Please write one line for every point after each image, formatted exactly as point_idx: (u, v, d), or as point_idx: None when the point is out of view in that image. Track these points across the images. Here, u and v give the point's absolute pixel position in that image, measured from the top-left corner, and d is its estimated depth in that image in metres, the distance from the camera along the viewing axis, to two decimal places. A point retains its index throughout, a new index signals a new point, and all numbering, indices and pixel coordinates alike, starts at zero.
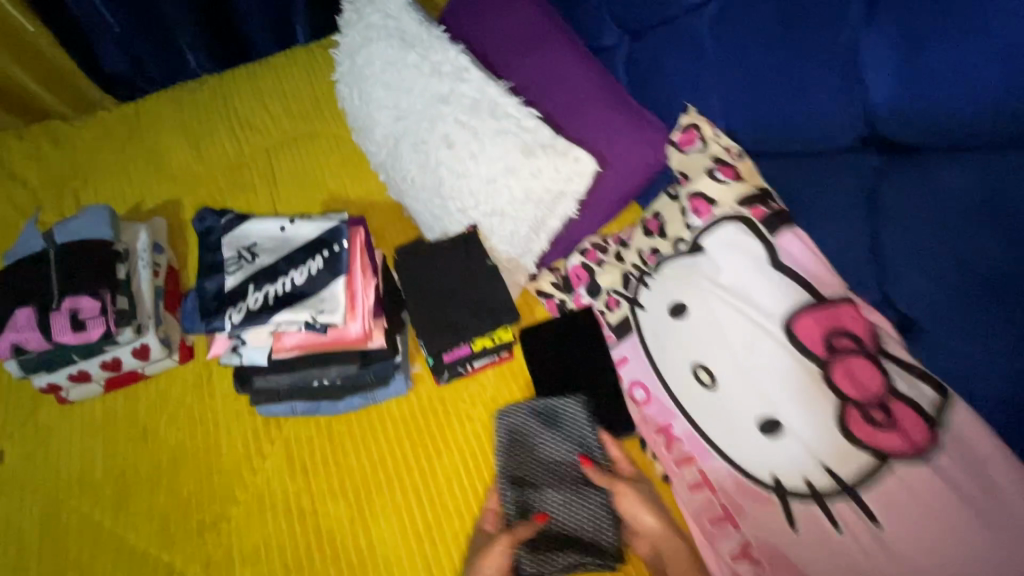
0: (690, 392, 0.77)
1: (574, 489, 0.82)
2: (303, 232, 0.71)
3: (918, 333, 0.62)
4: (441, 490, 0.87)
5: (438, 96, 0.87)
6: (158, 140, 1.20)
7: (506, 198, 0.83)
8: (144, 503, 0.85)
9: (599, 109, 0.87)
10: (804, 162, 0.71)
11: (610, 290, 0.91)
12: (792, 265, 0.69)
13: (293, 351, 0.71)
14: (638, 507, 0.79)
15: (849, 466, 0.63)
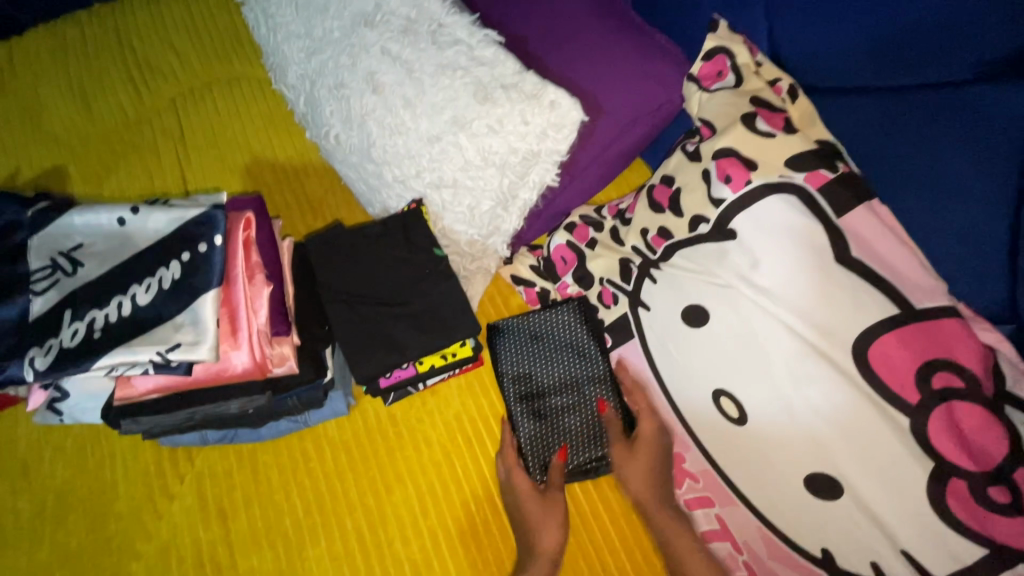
0: (711, 426, 0.57)
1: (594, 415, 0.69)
2: (151, 226, 0.49)
3: None
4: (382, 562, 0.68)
5: (360, 17, 0.62)
6: (35, 88, 0.95)
7: (457, 162, 0.60)
8: (24, 558, 0.67)
9: (587, 29, 0.62)
10: (897, 100, 0.47)
11: (603, 279, 0.70)
12: (866, 259, 0.47)
13: (153, 393, 0.51)
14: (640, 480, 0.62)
15: (943, 563, 0.43)
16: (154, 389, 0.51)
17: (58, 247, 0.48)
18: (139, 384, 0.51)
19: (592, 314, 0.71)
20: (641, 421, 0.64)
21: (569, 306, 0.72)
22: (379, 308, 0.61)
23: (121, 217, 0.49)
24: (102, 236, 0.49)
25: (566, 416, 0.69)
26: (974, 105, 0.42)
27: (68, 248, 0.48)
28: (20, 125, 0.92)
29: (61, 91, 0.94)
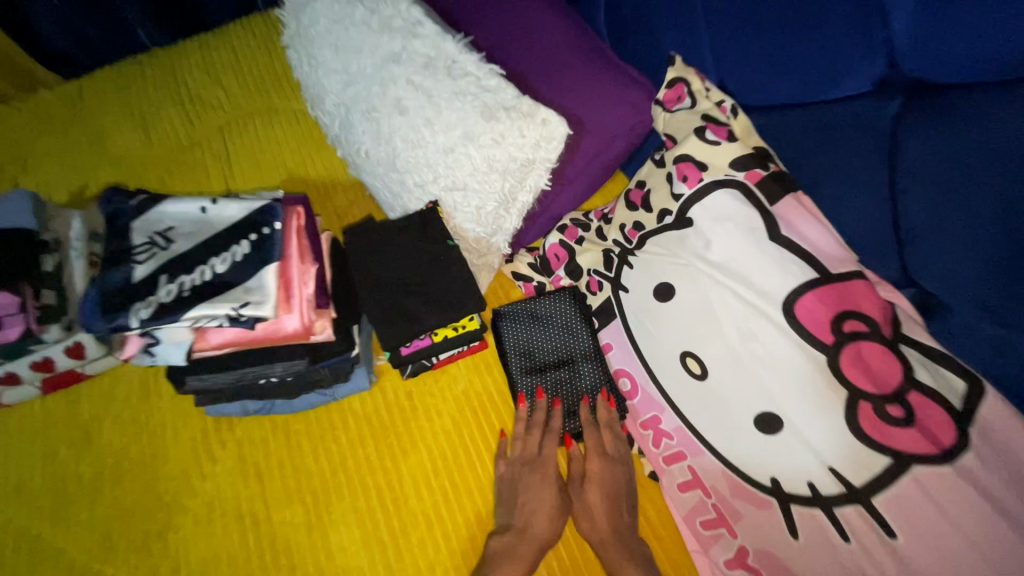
0: (679, 384, 0.68)
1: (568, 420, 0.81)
2: (227, 214, 0.62)
3: (943, 311, 0.54)
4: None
5: (389, 55, 0.77)
6: (102, 118, 1.10)
7: (467, 169, 0.74)
8: (86, 512, 0.77)
9: (572, 66, 0.77)
10: (808, 114, 0.60)
11: (591, 270, 0.82)
12: (792, 236, 0.59)
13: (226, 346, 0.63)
14: (592, 508, 0.73)
15: (861, 474, 0.53)
16: (228, 343, 0.63)
17: (154, 229, 0.60)
18: (215, 338, 0.63)
19: (582, 302, 0.83)
20: (589, 462, 0.76)
21: (562, 297, 0.83)
22: (403, 290, 0.73)
23: (203, 207, 0.62)
24: (188, 221, 0.62)
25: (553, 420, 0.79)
26: (861, 116, 0.55)
27: (161, 230, 0.61)
28: (87, 149, 1.06)
29: (122, 121, 1.09)
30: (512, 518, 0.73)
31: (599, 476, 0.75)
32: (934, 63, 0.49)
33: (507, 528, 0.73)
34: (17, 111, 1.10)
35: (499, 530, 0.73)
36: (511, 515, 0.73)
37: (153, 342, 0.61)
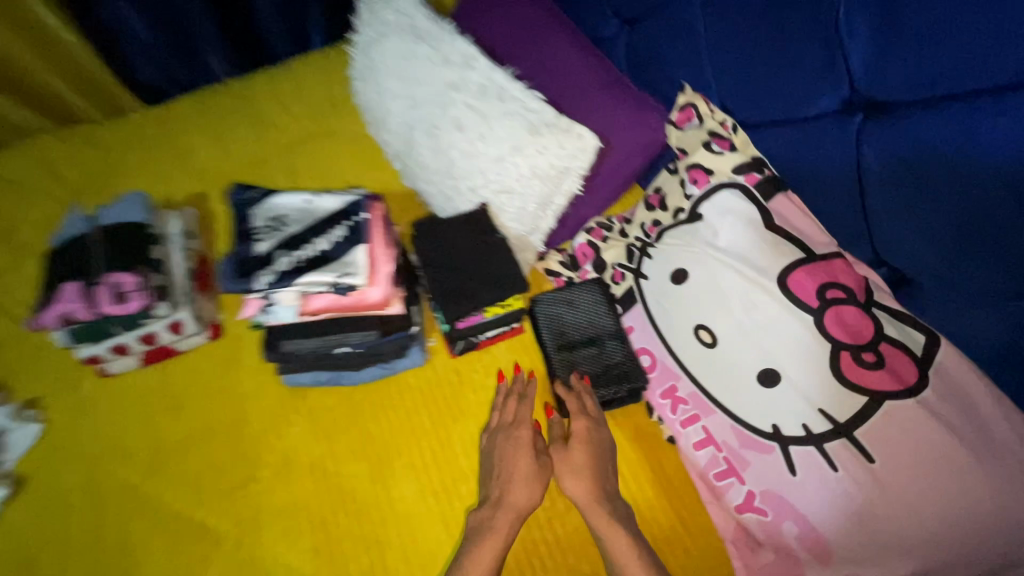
0: (694, 353, 0.81)
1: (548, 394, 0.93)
2: (327, 206, 0.77)
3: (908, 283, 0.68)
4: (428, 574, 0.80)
5: (448, 83, 0.93)
6: (187, 138, 1.27)
7: (514, 175, 0.89)
8: (178, 466, 0.89)
9: (598, 92, 0.92)
10: (794, 129, 0.74)
11: (615, 263, 0.96)
12: (784, 225, 0.74)
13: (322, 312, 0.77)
14: (569, 475, 0.80)
15: (845, 411, 0.66)
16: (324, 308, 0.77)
17: (272, 215, 0.76)
18: (316, 303, 0.77)
19: (607, 291, 0.96)
20: (573, 422, 0.85)
21: (591, 286, 0.95)
22: (459, 275, 0.87)
23: (309, 200, 0.78)
24: (297, 211, 0.77)
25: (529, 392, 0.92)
26: (832, 129, 0.70)
27: (276, 217, 0.76)
28: (174, 163, 1.23)
29: (204, 140, 1.26)
30: (490, 491, 0.82)
31: (576, 444, 0.83)
32: (878, 86, 0.63)
33: (486, 501, 0.81)
34: (115, 131, 1.28)
35: (480, 504, 0.81)
36: (490, 488, 0.82)
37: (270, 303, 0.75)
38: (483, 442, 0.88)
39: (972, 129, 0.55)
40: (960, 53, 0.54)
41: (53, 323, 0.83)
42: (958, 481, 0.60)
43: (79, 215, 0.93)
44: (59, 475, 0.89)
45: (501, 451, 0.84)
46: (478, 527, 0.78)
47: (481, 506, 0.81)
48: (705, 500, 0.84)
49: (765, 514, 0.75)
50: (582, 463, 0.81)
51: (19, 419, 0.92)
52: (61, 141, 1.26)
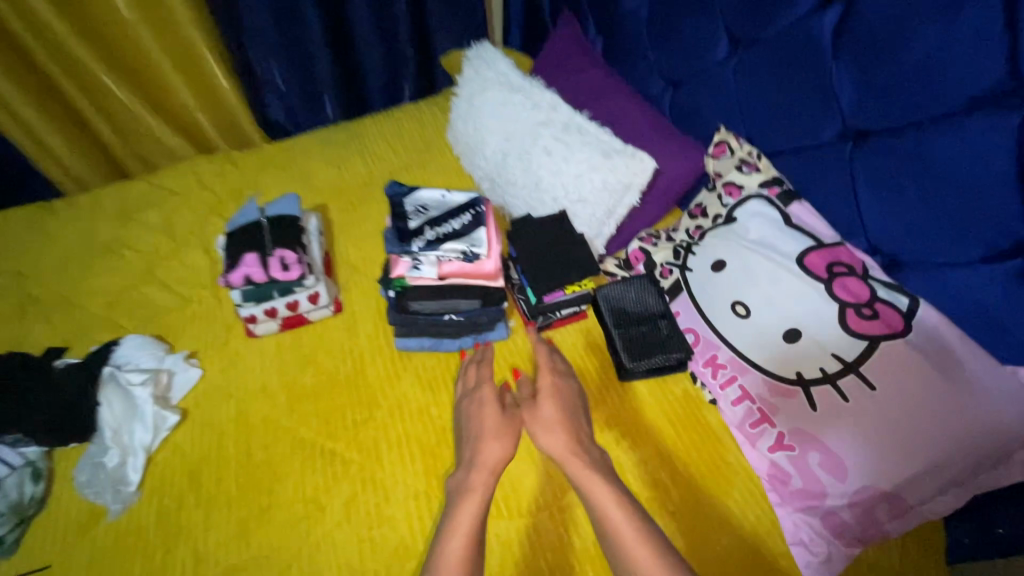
0: (730, 323, 1.02)
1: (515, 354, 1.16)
2: (457, 198, 1.11)
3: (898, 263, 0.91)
4: (516, 494, 0.98)
5: (538, 121, 1.23)
6: (308, 162, 1.57)
7: (589, 188, 1.16)
8: (310, 407, 1.11)
9: (651, 130, 1.20)
10: (804, 155, 1.01)
11: (664, 262, 1.19)
12: (799, 223, 0.99)
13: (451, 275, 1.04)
14: (539, 430, 0.95)
15: (851, 352, 0.87)
16: (452, 273, 1.04)
17: (421, 203, 1.10)
18: (447, 269, 1.04)
19: (656, 283, 1.18)
20: (541, 379, 1.05)
21: (643, 278, 1.18)
22: (544, 262, 1.13)
23: (444, 194, 1.12)
24: (436, 201, 1.11)
25: (491, 357, 1.11)
26: (831, 153, 0.95)
27: (422, 204, 1.10)
28: (299, 180, 1.52)
29: (323, 164, 1.57)
30: (467, 456, 0.95)
31: (541, 402, 1.00)
32: (862, 119, 0.89)
33: (462, 467, 0.94)
34: (252, 156, 1.60)
35: (459, 469, 0.94)
36: (465, 452, 0.96)
37: (416, 263, 1.03)
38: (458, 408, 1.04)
39: (925, 147, 0.80)
40: (910, 97, 0.81)
41: (239, 280, 1.10)
42: (941, 399, 0.80)
43: (251, 207, 1.22)
44: (214, 408, 1.11)
45: (472, 417, 1.01)
46: (457, 488, 0.91)
47: (459, 470, 0.94)
48: (740, 449, 1.02)
49: (793, 450, 0.93)
50: (549, 418, 0.97)
51: (186, 363, 1.14)
52: (211, 162, 1.57)
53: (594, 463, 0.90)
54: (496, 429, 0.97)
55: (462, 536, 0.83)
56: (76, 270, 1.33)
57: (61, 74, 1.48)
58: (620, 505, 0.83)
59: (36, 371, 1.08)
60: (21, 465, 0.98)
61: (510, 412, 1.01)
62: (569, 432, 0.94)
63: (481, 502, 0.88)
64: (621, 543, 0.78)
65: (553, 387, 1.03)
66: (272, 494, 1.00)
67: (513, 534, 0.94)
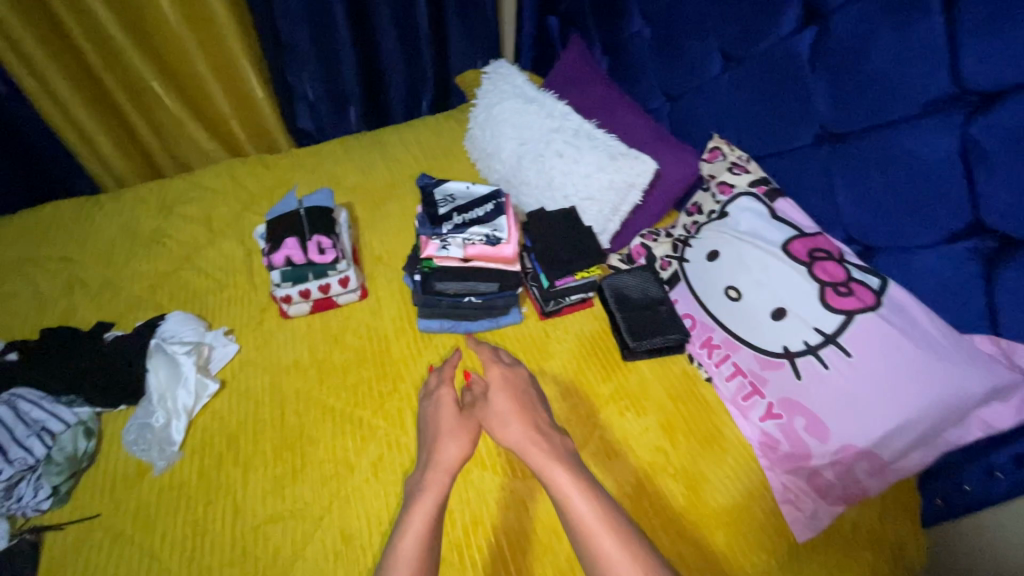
0: (724, 306, 1.14)
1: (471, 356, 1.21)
2: (481, 191, 1.31)
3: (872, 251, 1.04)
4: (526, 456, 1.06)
5: (551, 128, 1.37)
6: (335, 165, 1.70)
7: (596, 186, 1.29)
8: (337, 379, 1.19)
9: (653, 137, 1.34)
10: (789, 157, 1.14)
11: (664, 256, 1.31)
12: (784, 216, 1.12)
13: (474, 257, 1.22)
14: (498, 423, 0.97)
15: (831, 324, 0.99)
16: (476, 255, 1.21)
17: (450, 194, 1.30)
18: (471, 252, 1.22)
19: (655, 275, 1.31)
20: (491, 372, 1.07)
21: (644, 270, 1.31)
22: (556, 251, 1.25)
23: (470, 188, 1.32)
24: (462, 195, 1.31)
25: (449, 360, 1.15)
26: (812, 154, 1.09)
27: (450, 195, 1.30)
28: (327, 181, 1.65)
29: (348, 167, 1.69)
30: (425, 454, 0.97)
31: (494, 396, 1.01)
32: (837, 124, 1.02)
33: (420, 466, 0.96)
34: (282, 159, 1.72)
35: (418, 468, 0.96)
36: (422, 452, 0.98)
37: (445, 245, 1.21)
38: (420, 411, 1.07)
39: (892, 145, 0.94)
40: (878, 104, 0.94)
41: (280, 261, 1.24)
42: (910, 366, 0.91)
43: (291, 198, 1.39)
44: (251, 379, 1.20)
45: (429, 418, 1.03)
46: (414, 488, 0.93)
47: (417, 470, 0.96)
48: (733, 421, 1.12)
49: (781, 417, 1.03)
50: (504, 409, 0.98)
51: (224, 338, 1.24)
52: (244, 163, 1.69)
53: (554, 450, 0.91)
54: (451, 429, 0.99)
55: (415, 541, 0.84)
56: (120, 255, 1.44)
57: (112, 79, 1.63)
58: (583, 493, 0.83)
59: (88, 342, 1.19)
60: (75, 423, 1.08)
61: (466, 412, 1.03)
62: (524, 423, 0.95)
63: (435, 502, 0.89)
64: (585, 532, 0.79)
65: (502, 380, 1.05)
66: (303, 455, 1.08)
67: (492, 508, 1.00)
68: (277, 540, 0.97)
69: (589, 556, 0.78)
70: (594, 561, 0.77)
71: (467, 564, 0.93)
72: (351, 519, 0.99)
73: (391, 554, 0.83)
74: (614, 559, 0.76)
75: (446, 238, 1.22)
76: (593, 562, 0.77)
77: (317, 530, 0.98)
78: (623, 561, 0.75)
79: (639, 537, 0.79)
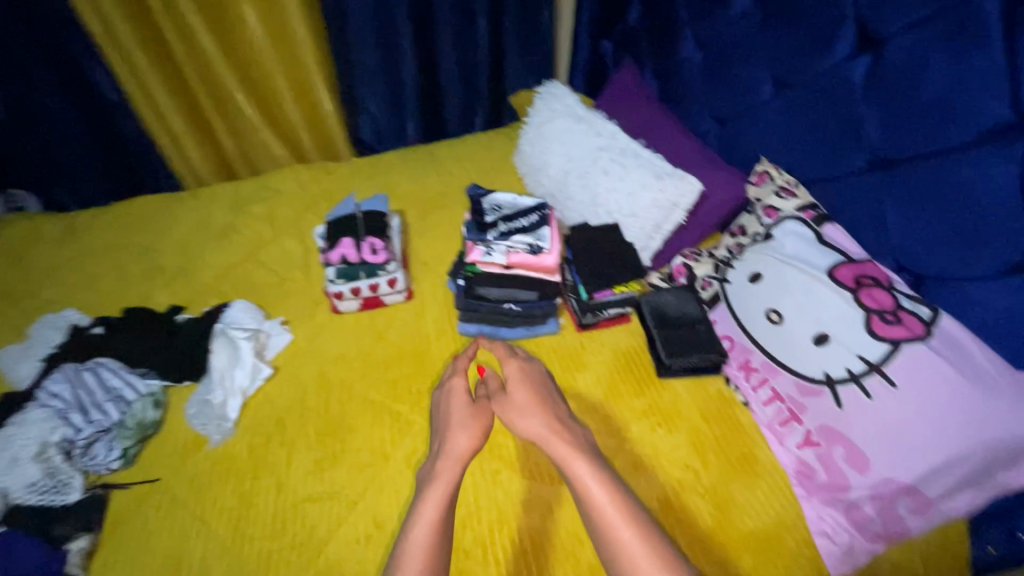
0: (765, 329, 1.13)
1: (485, 351, 1.27)
2: (526, 203, 1.36)
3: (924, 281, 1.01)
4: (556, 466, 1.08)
5: (600, 146, 1.41)
6: (392, 174, 1.80)
7: (640, 204, 1.31)
8: (379, 374, 1.26)
9: (700, 160, 1.36)
10: (839, 183, 1.13)
11: (705, 276, 1.31)
12: (831, 241, 1.10)
13: (515, 265, 1.27)
14: (517, 417, 0.98)
15: (875, 352, 0.96)
16: (518, 263, 1.28)
17: (496, 204, 1.36)
18: (514, 259, 1.28)
19: (695, 293, 1.30)
20: (507, 366, 1.08)
21: (683, 287, 1.31)
22: (597, 265, 1.28)
23: (517, 200, 1.37)
24: (508, 206, 1.36)
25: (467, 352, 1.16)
26: (864, 180, 1.08)
27: (496, 205, 1.36)
28: (384, 189, 1.75)
29: (404, 176, 1.79)
30: (438, 445, 0.99)
31: (513, 390, 1.02)
32: (890, 149, 1.01)
33: (433, 455, 0.98)
34: (343, 166, 1.84)
35: (431, 457, 0.98)
36: (436, 441, 1.00)
37: (489, 251, 1.27)
38: (435, 400, 1.10)
39: (949, 173, 0.92)
40: (935, 132, 0.93)
41: (336, 259, 1.33)
42: (960, 399, 0.88)
43: (349, 203, 1.49)
44: (302, 366, 1.28)
45: (444, 408, 1.05)
46: (426, 476, 0.94)
47: (430, 460, 0.97)
48: (768, 447, 1.09)
49: (819, 445, 1.01)
50: (522, 402, 1.00)
51: (279, 327, 1.34)
52: (309, 169, 1.82)
53: (575, 442, 0.92)
54: (462, 420, 1.01)
55: (426, 530, 0.85)
56: (195, 247, 1.57)
57: (202, 88, 1.80)
58: (603, 484, 0.84)
59: (162, 324, 1.32)
60: (146, 394, 1.19)
61: (479, 403, 1.05)
62: (542, 416, 0.96)
63: (447, 489, 0.90)
64: (606, 524, 0.80)
65: (519, 374, 1.06)
66: (343, 442, 1.14)
67: (510, 509, 1.02)
68: (314, 519, 1.03)
69: (609, 550, 0.79)
70: (614, 556, 0.78)
71: (490, 561, 0.96)
72: (382, 507, 1.04)
73: (404, 542, 0.85)
74: (637, 554, 0.76)
75: (491, 245, 1.28)
76: (616, 559, 0.78)
77: (351, 513, 1.03)
78: (646, 557, 0.76)
79: (663, 536, 0.79)
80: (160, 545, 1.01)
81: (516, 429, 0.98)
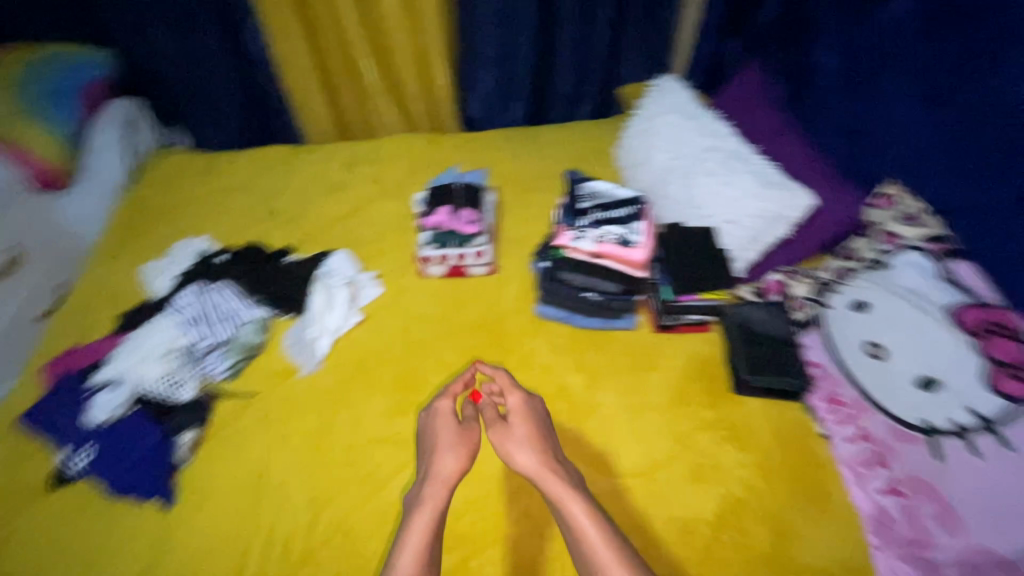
0: (864, 363, 1.07)
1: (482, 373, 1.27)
2: (621, 194, 1.36)
3: None
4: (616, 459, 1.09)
5: (707, 147, 1.37)
6: (493, 151, 1.85)
7: (741, 211, 1.26)
8: (454, 339, 1.32)
9: (817, 173, 1.26)
10: (981, 216, 1.02)
11: (802, 296, 1.22)
12: (957, 280, 1.03)
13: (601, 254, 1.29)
14: (510, 452, 1.00)
15: (992, 409, 0.91)
16: (604, 252, 1.29)
17: (592, 191, 1.38)
18: (603, 249, 1.29)
19: (787, 313, 1.22)
20: (510, 396, 1.09)
21: (775, 305, 1.24)
22: (687, 267, 1.26)
23: (613, 189, 1.37)
24: (604, 195, 1.38)
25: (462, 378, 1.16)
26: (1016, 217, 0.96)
27: (592, 192, 1.38)
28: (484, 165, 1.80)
29: (504, 155, 1.83)
30: (424, 468, 1.01)
31: (513, 421, 1.04)
32: None
33: (422, 476, 1.01)
34: (448, 139, 1.91)
35: (420, 477, 1.01)
36: (423, 464, 1.02)
37: (580, 235, 1.30)
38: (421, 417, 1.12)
39: None
40: None
41: (431, 225, 1.42)
42: None
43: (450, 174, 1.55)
44: (386, 319, 1.37)
45: (433, 428, 1.07)
46: (414, 498, 0.97)
47: (418, 481, 1.00)
48: (845, 486, 1.01)
49: (905, 496, 0.95)
50: (520, 434, 1.01)
51: (372, 280, 1.44)
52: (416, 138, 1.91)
53: (569, 480, 0.96)
54: (451, 442, 1.03)
55: (412, 558, 0.89)
56: (308, 198, 1.72)
57: (335, 53, 1.96)
58: (594, 521, 0.90)
59: (272, 262, 1.47)
60: (258, 317, 1.34)
61: (466, 427, 1.07)
62: (538, 450, 0.99)
63: (434, 515, 0.94)
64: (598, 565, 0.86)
65: (517, 406, 1.07)
66: (414, 396, 1.21)
67: None
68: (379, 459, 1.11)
69: None
70: None
71: (539, 533, 1.00)
72: None
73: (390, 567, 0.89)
74: None
75: (582, 230, 1.30)
76: None
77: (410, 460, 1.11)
78: None
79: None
80: (247, 455, 1.14)
81: (510, 461, 1.00)
